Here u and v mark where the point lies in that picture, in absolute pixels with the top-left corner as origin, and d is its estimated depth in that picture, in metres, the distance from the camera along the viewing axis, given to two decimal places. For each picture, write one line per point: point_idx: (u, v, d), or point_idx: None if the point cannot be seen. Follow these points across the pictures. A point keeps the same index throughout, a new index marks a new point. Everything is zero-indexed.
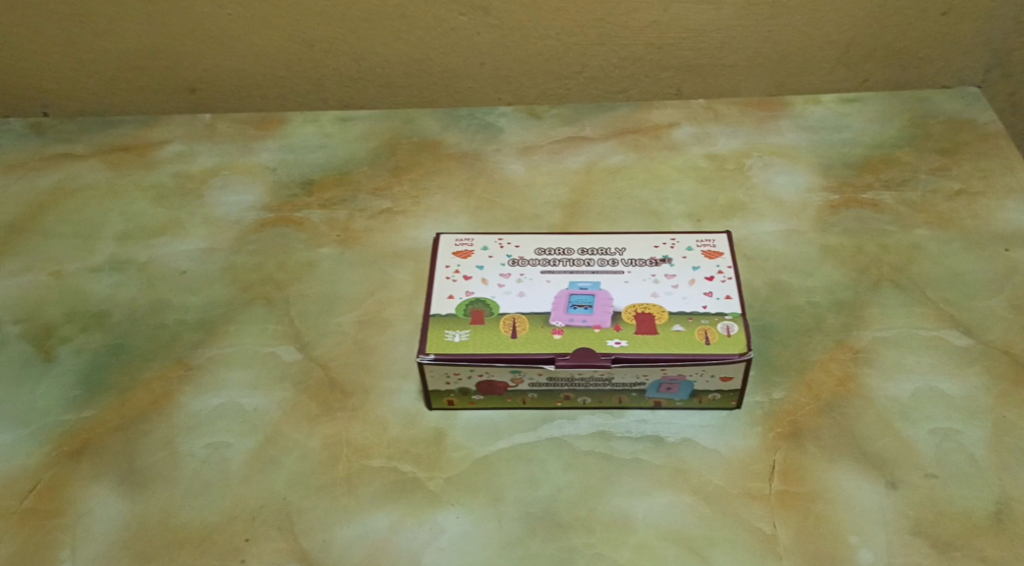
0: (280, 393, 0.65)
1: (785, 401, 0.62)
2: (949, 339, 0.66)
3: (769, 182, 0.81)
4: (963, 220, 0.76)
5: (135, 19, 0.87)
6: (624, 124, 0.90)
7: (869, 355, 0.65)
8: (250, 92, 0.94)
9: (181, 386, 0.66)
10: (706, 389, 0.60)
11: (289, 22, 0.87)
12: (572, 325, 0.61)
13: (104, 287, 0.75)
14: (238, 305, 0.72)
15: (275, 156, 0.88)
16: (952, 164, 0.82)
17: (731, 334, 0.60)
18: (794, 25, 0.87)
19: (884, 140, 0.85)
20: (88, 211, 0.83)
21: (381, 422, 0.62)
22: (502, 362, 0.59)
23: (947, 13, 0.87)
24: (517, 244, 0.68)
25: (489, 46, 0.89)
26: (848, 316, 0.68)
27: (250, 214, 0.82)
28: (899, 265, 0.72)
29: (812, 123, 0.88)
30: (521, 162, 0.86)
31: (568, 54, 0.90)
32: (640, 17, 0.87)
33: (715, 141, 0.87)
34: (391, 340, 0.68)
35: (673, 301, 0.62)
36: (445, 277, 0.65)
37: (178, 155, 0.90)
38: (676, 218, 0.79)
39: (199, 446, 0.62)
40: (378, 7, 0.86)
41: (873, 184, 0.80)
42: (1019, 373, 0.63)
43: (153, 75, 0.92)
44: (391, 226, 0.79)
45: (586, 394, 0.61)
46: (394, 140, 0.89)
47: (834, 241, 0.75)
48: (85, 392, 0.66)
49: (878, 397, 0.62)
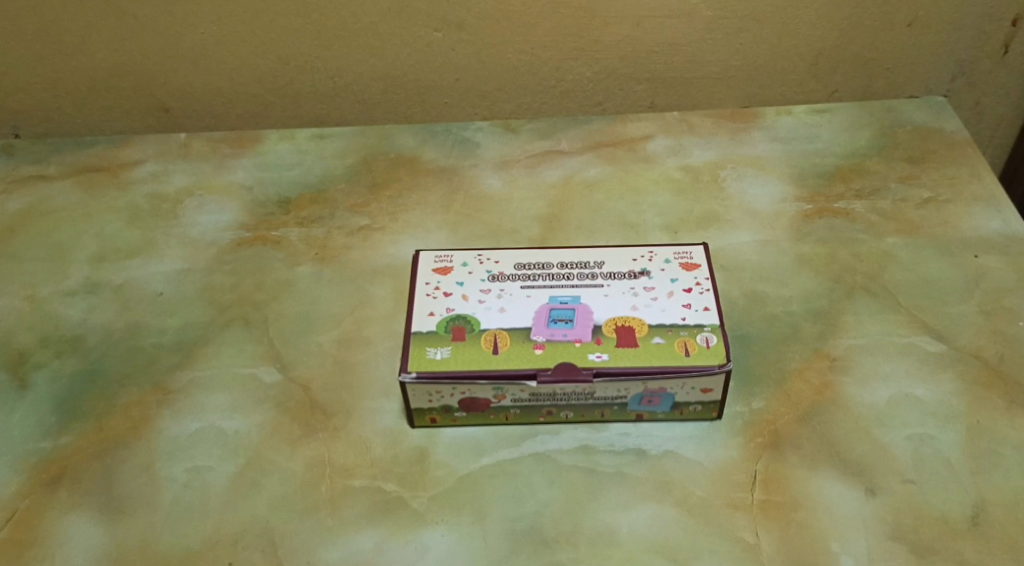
0: (261, 414, 0.64)
1: (764, 410, 0.63)
2: (922, 346, 0.67)
3: (743, 192, 0.83)
4: (933, 227, 0.77)
5: (106, 38, 0.87)
6: (599, 137, 0.90)
7: (846, 363, 0.66)
8: (225, 110, 0.94)
9: (160, 410, 0.65)
10: (687, 400, 0.61)
11: (263, 40, 0.87)
12: (553, 340, 0.61)
13: (79, 311, 0.74)
14: (217, 326, 0.72)
15: (251, 174, 0.88)
16: (921, 172, 0.83)
17: (710, 345, 0.60)
18: (764, 38, 0.89)
19: (855, 149, 0.87)
20: (61, 234, 0.82)
21: (364, 441, 0.62)
22: (484, 379, 0.59)
23: (912, 25, 0.89)
24: (496, 260, 0.69)
25: (464, 62, 0.90)
26: (824, 324, 0.69)
27: (227, 233, 0.81)
28: (872, 272, 0.73)
29: (783, 133, 0.89)
30: (498, 176, 0.86)
31: (543, 69, 0.91)
32: (612, 31, 0.88)
33: (690, 152, 0.88)
34: (372, 358, 0.68)
35: (653, 314, 0.63)
36: (425, 295, 0.65)
37: (152, 176, 0.89)
38: (653, 229, 0.79)
39: (180, 470, 0.61)
40: (352, 24, 0.86)
41: (845, 193, 0.82)
42: (991, 378, 0.64)
43: (125, 95, 0.92)
44: (370, 243, 0.79)
45: (568, 409, 0.61)
46: (370, 157, 0.89)
47: (809, 250, 0.76)
48: (62, 418, 0.65)
49: (855, 403, 0.63)
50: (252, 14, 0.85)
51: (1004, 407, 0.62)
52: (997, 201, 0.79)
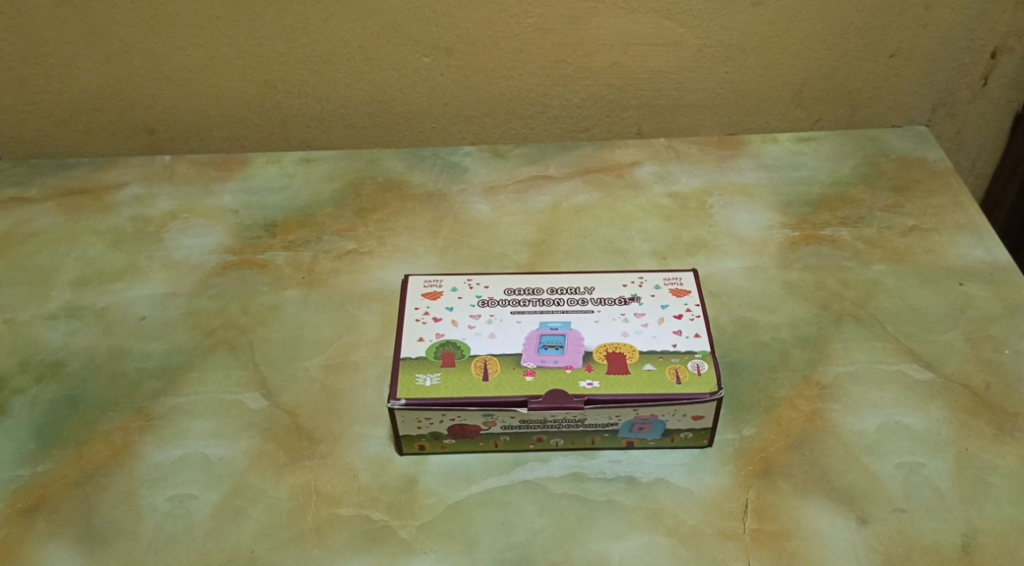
0: (246, 441, 0.63)
1: (755, 437, 0.63)
2: (910, 373, 0.67)
3: (730, 219, 0.83)
4: (917, 255, 0.78)
5: (91, 60, 0.86)
6: (587, 163, 0.90)
7: (835, 391, 0.66)
8: (211, 133, 0.93)
9: (142, 437, 0.64)
10: (678, 428, 0.61)
11: (251, 63, 0.87)
12: (543, 366, 0.61)
13: (60, 335, 0.73)
14: (201, 351, 0.71)
15: (237, 197, 0.87)
16: (905, 201, 0.84)
17: (701, 373, 0.60)
18: (750, 67, 0.90)
19: (840, 178, 0.87)
20: (42, 257, 0.81)
21: (350, 469, 0.61)
22: (474, 406, 0.58)
23: (895, 56, 0.90)
24: (486, 285, 0.68)
25: (453, 87, 0.90)
26: (813, 351, 0.69)
27: (212, 257, 0.80)
28: (859, 299, 0.74)
29: (769, 161, 0.90)
30: (486, 201, 0.86)
31: (531, 95, 0.92)
32: (600, 59, 0.89)
33: (677, 179, 0.88)
34: (359, 383, 0.67)
35: (644, 340, 0.63)
36: (415, 319, 0.65)
37: (136, 198, 0.88)
38: (642, 255, 0.79)
39: (162, 498, 0.60)
40: (341, 49, 0.86)
41: (831, 221, 0.82)
42: (979, 406, 0.65)
43: (110, 117, 0.91)
44: (357, 267, 0.78)
45: (558, 436, 0.61)
46: (357, 181, 0.89)
47: (796, 277, 0.76)
48: (40, 446, 0.63)
49: (845, 431, 0.63)
50: (240, 38, 0.85)
51: (992, 435, 0.63)
52: (980, 230, 0.80)
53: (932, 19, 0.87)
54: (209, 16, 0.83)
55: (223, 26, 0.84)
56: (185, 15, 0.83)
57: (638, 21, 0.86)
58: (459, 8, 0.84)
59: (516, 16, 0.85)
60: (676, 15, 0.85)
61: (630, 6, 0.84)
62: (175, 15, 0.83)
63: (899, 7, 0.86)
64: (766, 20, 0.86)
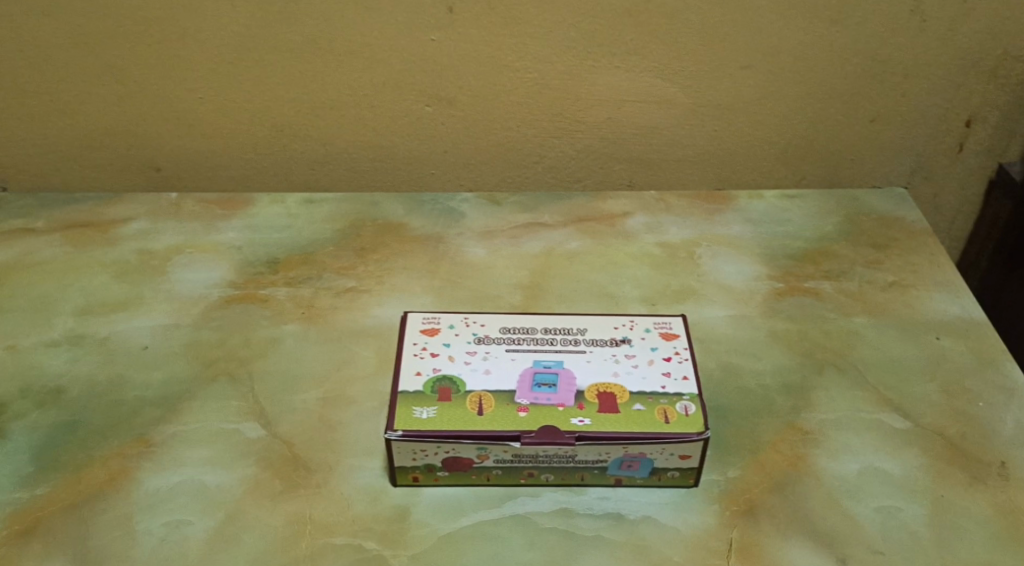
0: (243, 470, 0.65)
1: (739, 479, 0.65)
2: (889, 422, 0.70)
3: (718, 269, 0.86)
4: (896, 309, 0.81)
5: (104, 98, 0.89)
6: (580, 212, 0.94)
7: (817, 436, 0.68)
8: (217, 172, 0.96)
9: (140, 464, 0.65)
10: (665, 467, 0.62)
11: (260, 107, 0.90)
12: (536, 403, 0.63)
13: (61, 363, 0.74)
14: (201, 382, 0.72)
15: (240, 234, 0.89)
16: (884, 257, 0.88)
17: (689, 414, 0.62)
18: (738, 126, 0.94)
19: (822, 233, 0.91)
20: (46, 286, 0.83)
21: (345, 499, 0.62)
22: (469, 439, 0.60)
23: (875, 120, 0.95)
24: (482, 323, 0.71)
25: (453, 135, 0.94)
26: (796, 398, 0.72)
27: (214, 291, 0.82)
28: (840, 350, 0.77)
29: (755, 215, 0.94)
30: (482, 245, 0.89)
31: (528, 146, 0.95)
32: (595, 114, 0.93)
33: (667, 230, 0.92)
34: (356, 417, 0.69)
35: (634, 381, 0.65)
36: (412, 355, 0.67)
37: (141, 233, 0.90)
38: (632, 301, 0.82)
39: (158, 524, 0.61)
40: (348, 96, 0.90)
41: (814, 274, 0.86)
42: (954, 454, 0.67)
43: (119, 153, 0.94)
44: (356, 304, 0.81)
45: (549, 471, 0.63)
46: (358, 222, 0.92)
47: (780, 326, 0.79)
48: (39, 470, 0.64)
49: (825, 475, 0.65)
50: (251, 83, 0.88)
51: (966, 483, 0.65)
52: (955, 288, 0.84)
53: (910, 87, 0.92)
54: (222, 61, 0.87)
55: (235, 71, 0.87)
56: (199, 60, 0.87)
57: (633, 79, 0.90)
58: (462, 61, 0.88)
59: (517, 71, 0.89)
60: (668, 75, 0.90)
61: (625, 65, 0.89)
62: (190, 59, 0.86)
63: (879, 75, 0.91)
64: (753, 82, 0.91)
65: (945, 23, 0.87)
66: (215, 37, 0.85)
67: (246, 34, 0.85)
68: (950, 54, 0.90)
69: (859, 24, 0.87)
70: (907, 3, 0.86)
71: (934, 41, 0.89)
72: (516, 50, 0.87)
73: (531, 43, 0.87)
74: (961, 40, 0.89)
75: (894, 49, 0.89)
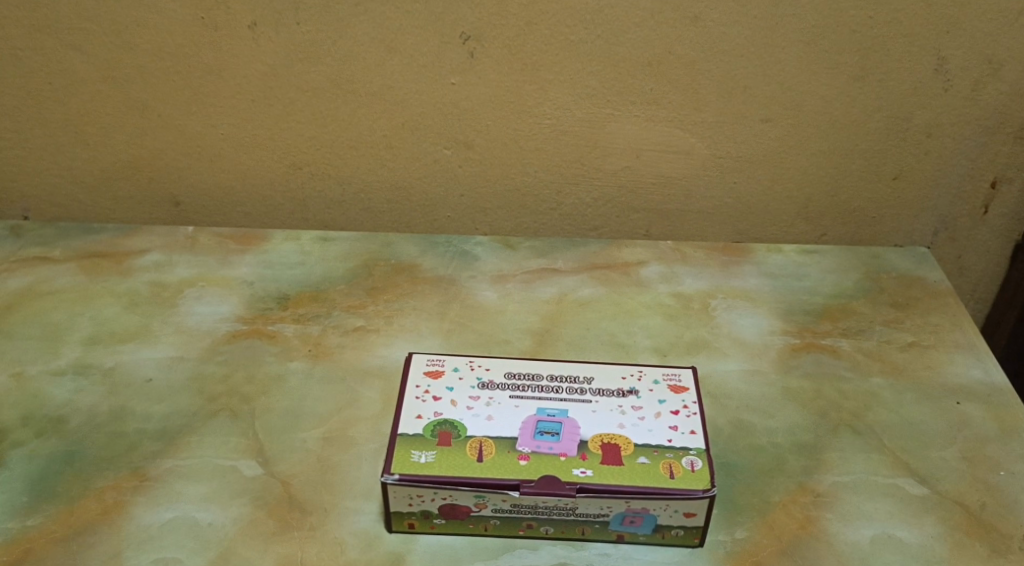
0: (237, 508, 0.63)
1: (747, 540, 0.62)
2: (905, 488, 0.67)
3: (732, 322, 0.85)
4: (915, 370, 0.79)
5: (128, 132, 0.91)
6: (595, 260, 0.93)
7: (830, 499, 0.66)
8: (235, 208, 0.97)
9: (134, 497, 0.64)
10: (669, 524, 0.60)
11: (280, 144, 0.91)
12: (538, 452, 0.61)
13: (65, 392, 0.74)
14: (202, 416, 0.71)
15: (253, 270, 0.90)
16: (905, 317, 0.86)
17: (695, 469, 0.60)
18: (757, 179, 0.94)
19: (841, 290, 0.89)
20: (57, 314, 0.83)
21: (338, 543, 0.61)
22: (466, 485, 0.59)
23: (897, 178, 0.94)
24: (487, 368, 0.70)
25: (470, 179, 0.94)
26: (808, 459, 0.69)
27: (223, 325, 0.82)
28: (857, 410, 0.74)
29: (772, 269, 0.92)
30: (493, 289, 0.88)
31: (545, 192, 0.95)
32: (613, 162, 0.93)
33: (682, 280, 0.90)
34: (355, 459, 0.68)
35: (639, 433, 0.63)
36: (415, 397, 0.66)
37: (155, 265, 0.90)
38: (643, 351, 0.81)
39: (146, 560, 0.59)
40: (367, 136, 0.91)
41: (831, 330, 0.84)
42: (973, 525, 0.64)
43: (139, 186, 0.95)
44: (363, 344, 0.80)
45: (549, 524, 0.61)
46: (371, 262, 0.91)
47: (795, 383, 0.77)
48: (33, 500, 0.64)
49: (837, 540, 0.63)
50: (272, 120, 0.89)
51: (986, 555, 0.62)
52: (978, 351, 0.81)
53: (933, 146, 0.91)
54: (245, 99, 0.88)
55: (258, 109, 0.89)
56: (222, 97, 0.88)
57: (651, 129, 0.90)
58: (481, 106, 0.88)
59: (536, 117, 0.89)
60: (687, 126, 0.90)
61: (645, 114, 0.89)
62: (213, 96, 0.88)
63: (901, 132, 0.90)
64: (774, 136, 0.90)
65: (969, 83, 0.87)
66: (239, 75, 0.86)
67: (270, 73, 0.86)
68: (974, 114, 0.89)
69: (880, 81, 0.86)
70: (930, 62, 0.85)
71: (958, 100, 0.88)
72: (535, 96, 0.87)
73: (550, 89, 0.87)
74: (986, 100, 0.88)
75: (917, 107, 0.88)
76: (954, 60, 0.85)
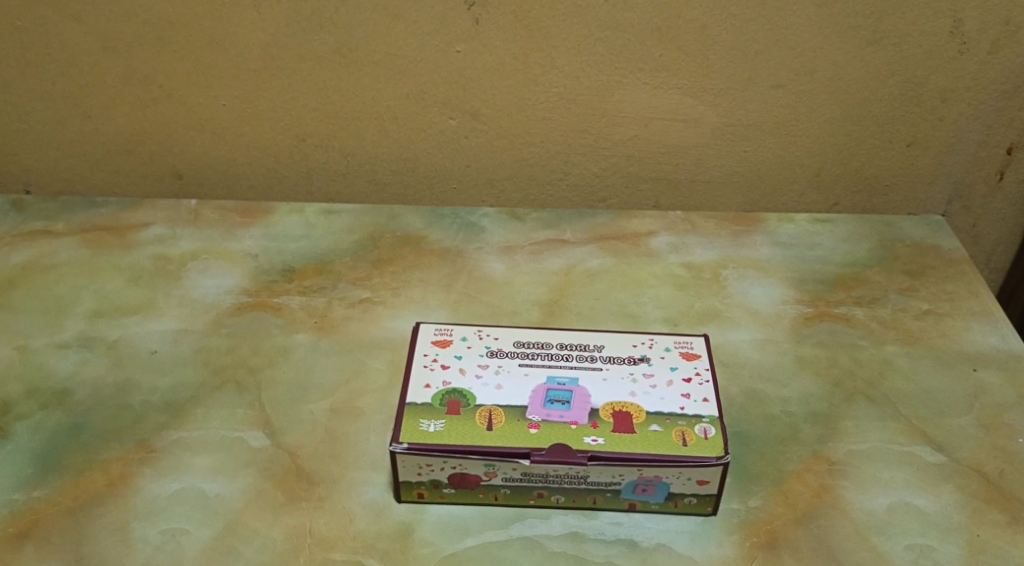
0: (245, 479, 0.63)
1: (761, 509, 0.61)
2: (922, 456, 0.66)
3: (744, 292, 0.83)
4: (931, 338, 0.78)
5: (128, 103, 0.89)
6: (603, 231, 0.92)
7: (845, 468, 0.65)
8: (238, 182, 0.96)
9: (141, 469, 0.63)
10: (682, 492, 0.59)
11: (283, 116, 0.90)
12: (548, 420, 0.61)
13: (69, 365, 0.73)
14: (208, 389, 0.71)
15: (258, 242, 0.88)
16: (920, 285, 0.84)
17: (708, 437, 0.59)
18: (769, 147, 0.92)
19: (855, 259, 0.88)
20: (61, 288, 0.82)
21: (347, 514, 0.60)
22: (476, 454, 0.58)
23: (912, 145, 0.92)
24: (495, 336, 0.69)
25: (476, 150, 0.93)
26: (823, 427, 0.68)
27: (227, 298, 0.81)
28: (872, 379, 0.73)
29: (784, 239, 0.91)
30: (501, 261, 0.87)
31: (552, 162, 0.94)
32: (622, 131, 0.91)
33: (692, 251, 0.89)
34: (364, 429, 0.67)
35: (651, 401, 0.62)
36: (423, 366, 0.65)
37: (159, 238, 0.89)
38: (653, 321, 0.80)
39: (154, 531, 0.59)
40: (371, 106, 0.89)
41: (845, 299, 0.82)
42: (992, 492, 0.63)
43: (141, 160, 0.94)
44: (369, 316, 0.79)
45: (560, 493, 0.60)
46: (377, 235, 0.90)
47: (808, 352, 0.76)
48: (39, 472, 0.63)
49: (853, 508, 0.62)
50: (274, 92, 0.88)
51: (1006, 523, 0.61)
52: (994, 319, 0.80)
53: (949, 112, 0.89)
54: (246, 69, 0.86)
55: (260, 80, 0.87)
56: (223, 67, 0.86)
57: (661, 96, 0.88)
58: (487, 74, 0.87)
59: (542, 85, 0.87)
60: (698, 93, 0.88)
61: (654, 81, 0.87)
62: (215, 67, 0.86)
63: (915, 98, 0.88)
64: (785, 103, 0.88)
65: (986, 47, 0.84)
66: (240, 44, 0.85)
67: (271, 42, 0.84)
68: (991, 78, 0.87)
69: (896, 44, 0.84)
70: (945, 25, 0.83)
71: (975, 64, 0.86)
72: (542, 63, 0.86)
73: (558, 56, 0.85)
74: (1003, 63, 0.86)
75: (932, 72, 0.86)
76: (972, 23, 0.83)
